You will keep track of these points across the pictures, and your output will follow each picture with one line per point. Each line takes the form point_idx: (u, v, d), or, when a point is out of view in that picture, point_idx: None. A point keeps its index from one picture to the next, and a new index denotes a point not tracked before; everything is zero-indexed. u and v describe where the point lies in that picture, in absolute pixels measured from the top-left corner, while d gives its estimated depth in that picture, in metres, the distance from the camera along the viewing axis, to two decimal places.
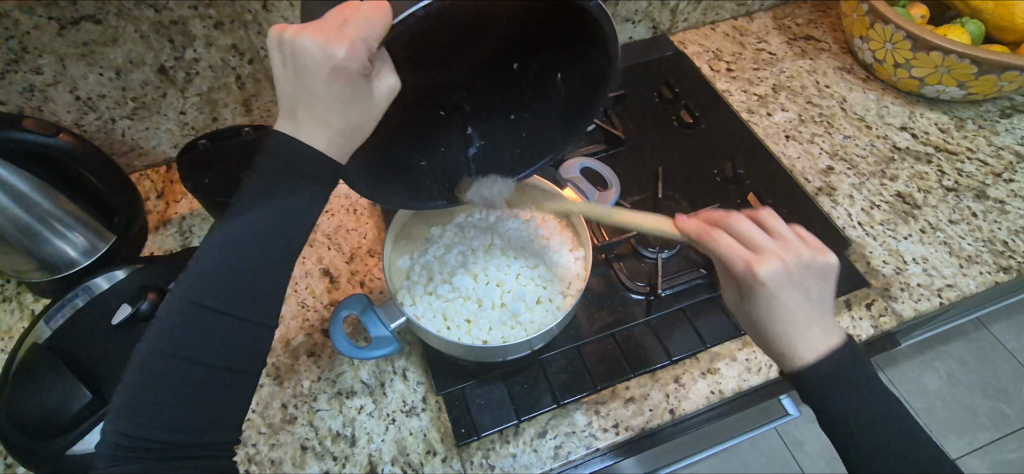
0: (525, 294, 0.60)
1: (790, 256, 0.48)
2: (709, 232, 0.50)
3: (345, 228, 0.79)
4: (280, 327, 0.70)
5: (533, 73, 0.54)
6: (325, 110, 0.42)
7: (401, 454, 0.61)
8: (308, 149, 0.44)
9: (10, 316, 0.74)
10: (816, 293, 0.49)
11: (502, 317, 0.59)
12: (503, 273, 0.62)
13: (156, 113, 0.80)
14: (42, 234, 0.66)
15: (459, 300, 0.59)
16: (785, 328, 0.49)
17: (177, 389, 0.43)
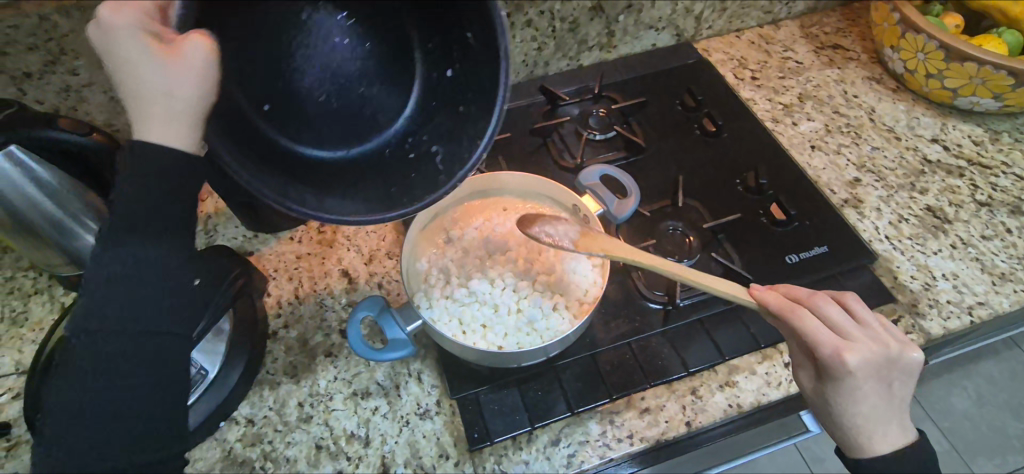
0: (542, 301, 0.59)
1: (879, 353, 0.51)
2: (799, 314, 0.52)
3: (364, 230, 0.80)
4: (298, 326, 0.71)
5: (454, 47, 0.50)
6: (142, 94, 0.39)
7: (414, 456, 0.61)
8: (156, 147, 0.40)
9: (41, 308, 0.76)
10: (895, 387, 0.52)
11: (518, 324, 0.59)
12: (519, 279, 0.62)
13: None
14: (72, 229, 0.68)
15: (475, 306, 0.59)
16: (861, 420, 0.52)
17: (106, 408, 0.41)
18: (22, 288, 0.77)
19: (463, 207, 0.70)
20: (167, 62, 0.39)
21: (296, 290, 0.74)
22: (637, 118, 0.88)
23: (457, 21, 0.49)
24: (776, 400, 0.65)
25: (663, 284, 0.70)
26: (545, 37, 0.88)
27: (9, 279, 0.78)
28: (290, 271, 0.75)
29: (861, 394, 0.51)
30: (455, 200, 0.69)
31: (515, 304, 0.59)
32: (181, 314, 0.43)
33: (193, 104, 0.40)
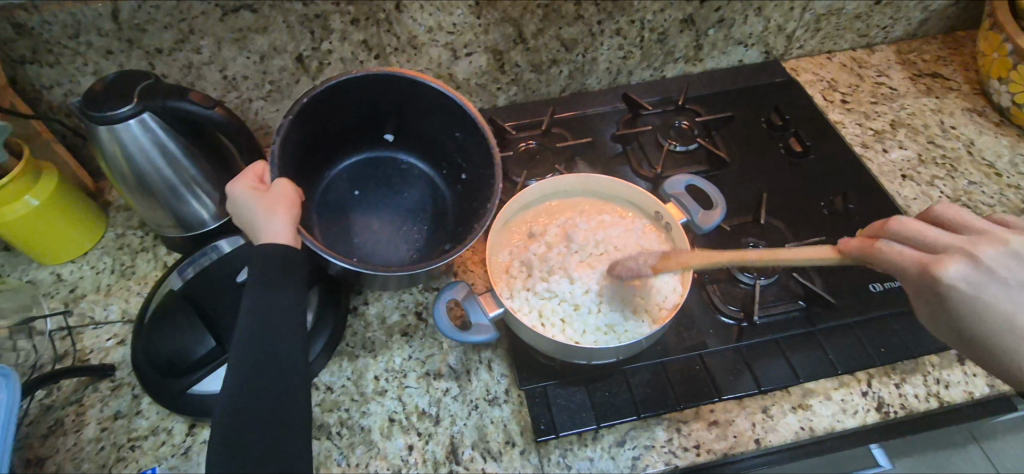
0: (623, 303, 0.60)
1: (971, 253, 0.50)
2: (873, 247, 0.52)
3: None
4: (378, 304, 0.74)
5: (461, 155, 0.76)
6: (253, 220, 0.58)
7: (481, 440, 0.63)
8: (268, 244, 0.57)
9: (147, 264, 0.83)
10: (1019, 283, 0.50)
11: (597, 322, 0.60)
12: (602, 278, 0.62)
13: (287, 98, 0.86)
14: (183, 195, 0.75)
15: (557, 301, 0.61)
16: (1002, 337, 0.50)
17: (251, 412, 0.50)
18: (131, 245, 0.85)
19: (547, 202, 0.71)
20: (244, 204, 0.59)
21: None
22: (720, 132, 0.88)
23: (445, 131, 0.75)
24: (851, 429, 0.63)
25: (738, 300, 0.70)
26: (633, 46, 0.90)
27: (121, 236, 0.86)
28: None
29: (990, 304, 0.50)
30: (540, 194, 0.69)
31: (596, 303, 0.60)
32: (287, 333, 0.55)
33: (283, 221, 0.58)
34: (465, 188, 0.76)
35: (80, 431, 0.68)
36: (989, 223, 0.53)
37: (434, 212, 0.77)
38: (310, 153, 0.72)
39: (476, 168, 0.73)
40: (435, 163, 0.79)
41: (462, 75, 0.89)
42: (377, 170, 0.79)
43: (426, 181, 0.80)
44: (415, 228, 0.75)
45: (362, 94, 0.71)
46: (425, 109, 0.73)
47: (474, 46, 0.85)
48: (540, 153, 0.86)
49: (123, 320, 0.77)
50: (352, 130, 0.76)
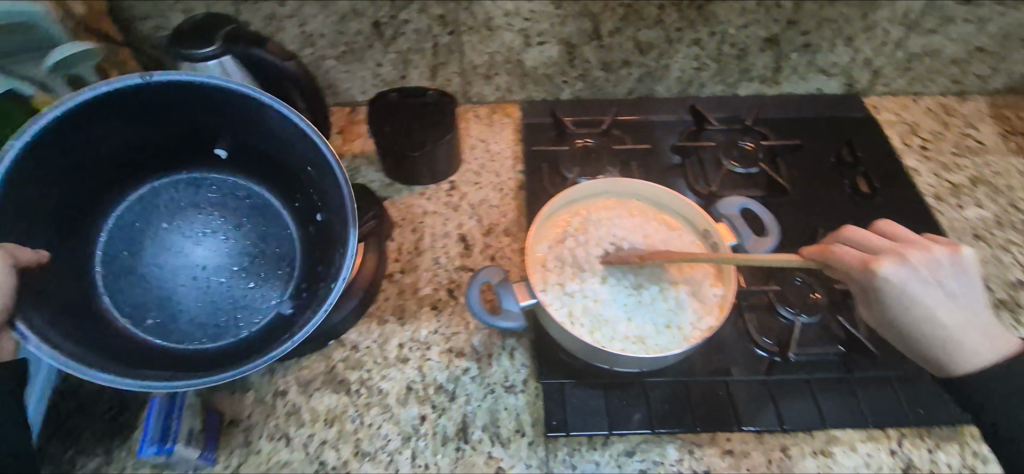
0: (656, 316, 0.58)
1: (915, 258, 0.53)
2: (826, 250, 0.55)
3: (489, 203, 0.84)
4: (413, 274, 0.76)
5: (310, 191, 0.64)
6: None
7: (492, 424, 0.63)
8: None
9: None
10: (950, 290, 0.54)
11: (626, 331, 0.57)
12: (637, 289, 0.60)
13: (358, 61, 0.88)
14: None
15: (589, 305, 0.59)
16: (936, 337, 0.54)
17: None
18: None
19: (594, 202, 0.69)
20: None
21: (418, 242, 0.80)
22: (785, 159, 0.85)
23: (296, 164, 0.63)
24: None
25: (776, 333, 0.68)
26: (709, 59, 0.88)
27: None
28: (416, 223, 0.82)
29: (923, 308, 0.53)
30: (588, 193, 0.68)
31: (628, 313, 0.58)
32: None
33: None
34: (313, 231, 0.66)
35: None
36: (907, 232, 0.57)
37: (280, 258, 0.67)
38: (109, 176, 0.61)
39: (332, 207, 0.62)
40: (284, 192, 0.68)
41: (531, 63, 0.89)
42: (196, 192, 0.67)
43: (251, 209, 0.68)
44: (245, 282, 0.65)
45: (151, 96, 0.56)
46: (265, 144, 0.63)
47: (548, 35, 0.85)
48: (596, 151, 0.85)
49: None
50: (169, 146, 0.63)
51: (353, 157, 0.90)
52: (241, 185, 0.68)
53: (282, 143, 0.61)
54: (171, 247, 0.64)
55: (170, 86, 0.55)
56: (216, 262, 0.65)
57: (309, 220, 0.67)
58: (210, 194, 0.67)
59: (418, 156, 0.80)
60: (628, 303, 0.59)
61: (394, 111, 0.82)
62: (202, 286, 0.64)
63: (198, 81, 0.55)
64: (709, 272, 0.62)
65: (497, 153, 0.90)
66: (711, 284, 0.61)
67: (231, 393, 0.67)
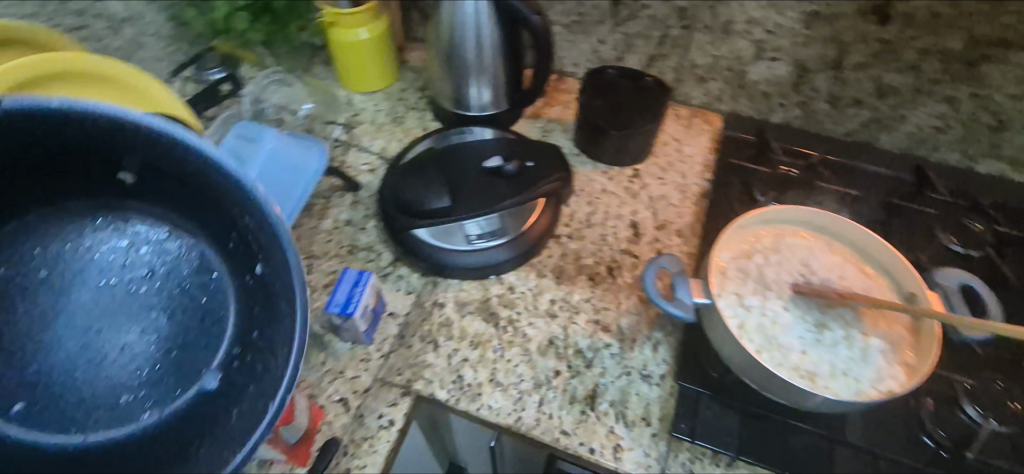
0: (832, 361, 0.55)
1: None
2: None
3: (667, 200, 0.84)
4: (579, 242, 0.79)
5: (255, 273, 0.52)
6: None
7: (621, 403, 0.64)
8: None
9: (414, 121, 0.96)
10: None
11: (797, 365, 0.55)
12: (818, 328, 0.57)
13: (585, 33, 0.92)
14: (473, 79, 0.86)
15: (765, 324, 0.57)
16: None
17: None
18: (407, 101, 0.99)
19: (792, 229, 0.66)
20: None
21: (591, 215, 0.82)
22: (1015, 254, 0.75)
23: (230, 212, 0.50)
24: None
25: (955, 429, 0.61)
26: (957, 120, 0.80)
27: (402, 91, 1.00)
28: (592, 197, 0.84)
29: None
30: (788, 218, 0.65)
31: (805, 347, 0.55)
32: None
33: None
34: (258, 290, 0.52)
35: (322, 221, 0.84)
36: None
37: (203, 307, 0.54)
38: None
39: (280, 269, 0.50)
40: (233, 266, 0.53)
41: (753, 77, 0.87)
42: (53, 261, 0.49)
43: (192, 255, 0.54)
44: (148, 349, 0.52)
45: (27, 127, 0.41)
46: (162, 154, 0.46)
47: (784, 53, 0.82)
48: (796, 182, 0.81)
49: (379, 155, 0.92)
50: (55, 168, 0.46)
51: (550, 121, 0.94)
52: (151, 210, 0.52)
53: (218, 195, 0.48)
54: (16, 312, 0.47)
55: (60, 114, 0.41)
56: (144, 365, 0.51)
57: (244, 270, 0.53)
58: (139, 244, 0.52)
59: (616, 134, 0.81)
60: (809, 338, 0.56)
61: (608, 86, 0.84)
62: (129, 302, 0.52)
63: (146, 125, 0.44)
64: (903, 337, 0.57)
65: (688, 156, 0.89)
66: (904, 351, 0.56)
67: (397, 290, 0.76)
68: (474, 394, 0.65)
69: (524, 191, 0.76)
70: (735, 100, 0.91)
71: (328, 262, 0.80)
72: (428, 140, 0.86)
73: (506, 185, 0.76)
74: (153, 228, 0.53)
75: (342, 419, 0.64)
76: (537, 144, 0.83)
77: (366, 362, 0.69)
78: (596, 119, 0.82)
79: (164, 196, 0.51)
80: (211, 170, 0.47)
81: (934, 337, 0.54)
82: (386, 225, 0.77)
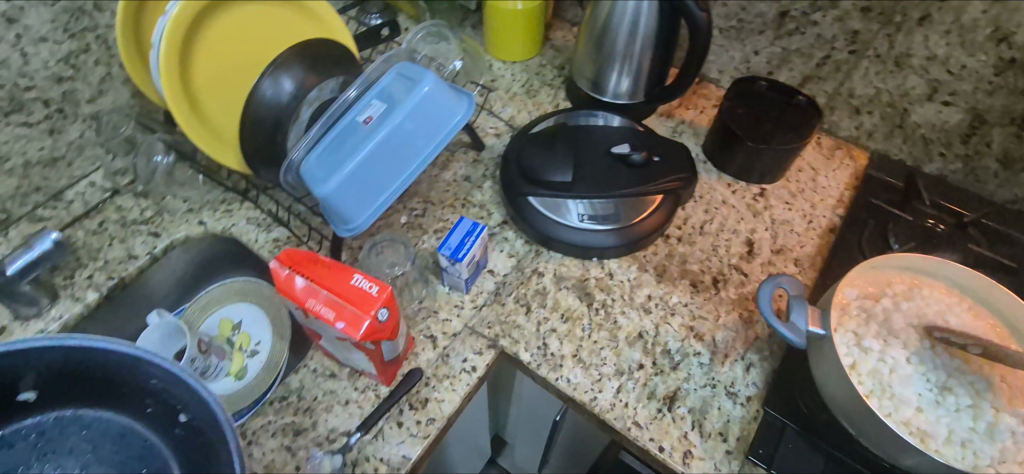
0: (949, 427, 0.51)
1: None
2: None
3: (790, 226, 0.80)
4: (688, 247, 0.78)
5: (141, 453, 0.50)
6: None
7: (700, 413, 0.63)
8: None
9: (546, 97, 0.98)
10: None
11: (908, 420, 0.51)
12: (941, 389, 0.53)
13: (739, 41, 0.89)
14: (617, 66, 0.86)
15: (880, 369, 0.54)
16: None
17: None
18: (543, 76, 1.01)
19: (929, 280, 0.61)
20: None
21: (705, 222, 0.80)
22: None
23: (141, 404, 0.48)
24: None
25: None
26: None
27: (541, 66, 1.03)
28: (710, 206, 0.82)
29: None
30: (929, 268, 0.60)
31: (921, 404, 0.52)
32: None
33: None
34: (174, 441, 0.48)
35: (444, 171, 0.89)
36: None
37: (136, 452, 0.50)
38: None
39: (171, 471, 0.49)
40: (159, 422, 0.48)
41: (917, 118, 0.80)
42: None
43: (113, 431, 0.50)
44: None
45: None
46: (110, 360, 0.43)
47: (961, 99, 0.75)
48: (941, 237, 0.74)
49: (507, 122, 0.95)
50: None
51: (681, 122, 0.93)
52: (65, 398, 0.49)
53: (158, 395, 0.45)
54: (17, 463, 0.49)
55: (22, 355, 0.42)
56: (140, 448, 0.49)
57: (174, 422, 0.46)
58: (81, 427, 0.50)
59: (752, 147, 0.78)
60: (928, 396, 0.52)
61: (754, 97, 0.82)
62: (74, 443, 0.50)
63: (75, 344, 0.41)
64: None
65: (823, 185, 0.84)
66: None
67: (500, 251, 0.79)
68: (555, 364, 0.66)
69: (646, 184, 0.76)
70: (889, 139, 0.84)
71: (442, 210, 0.84)
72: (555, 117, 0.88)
73: (630, 173, 0.76)
74: (66, 417, 0.49)
75: (428, 354, 0.68)
76: (665, 141, 0.82)
77: (460, 308, 0.72)
78: (735, 126, 0.80)
79: (94, 397, 0.48)
80: (145, 361, 0.43)
81: None
82: (504, 188, 0.80)
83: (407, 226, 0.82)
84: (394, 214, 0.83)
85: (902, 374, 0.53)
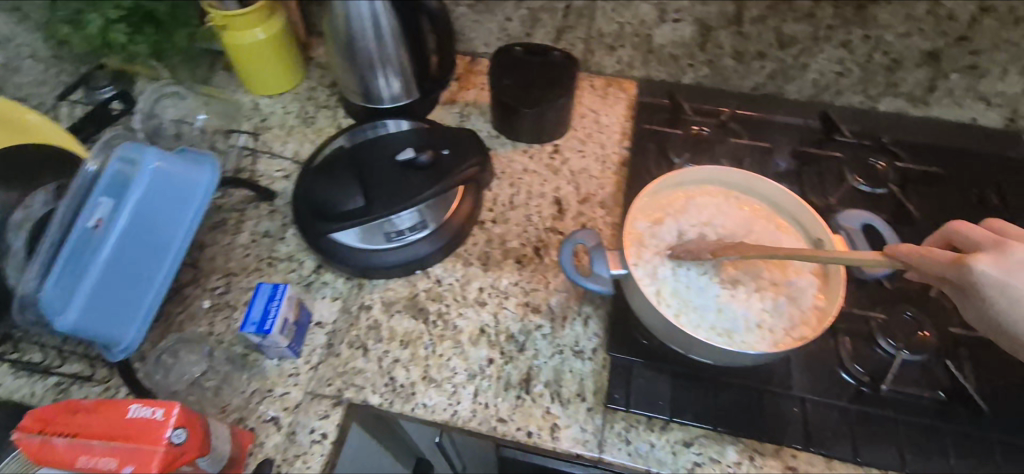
0: (746, 315, 0.56)
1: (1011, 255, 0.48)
2: (914, 252, 0.48)
3: (589, 173, 0.84)
4: (504, 226, 0.78)
5: None
6: None
7: (555, 383, 0.64)
8: None
9: (325, 120, 0.92)
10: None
11: (715, 323, 0.56)
12: (732, 284, 0.58)
13: (490, 12, 0.90)
14: (377, 71, 0.82)
15: (679, 288, 0.58)
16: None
17: None
18: (317, 99, 0.95)
19: (705, 186, 0.66)
20: None
21: (513, 196, 0.81)
22: (918, 187, 0.79)
23: None
24: None
25: (870, 363, 0.64)
26: (855, 64, 0.83)
27: (311, 89, 0.96)
28: (514, 178, 0.83)
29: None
30: (701, 176, 0.65)
31: (719, 305, 0.57)
32: None
33: None
34: None
35: (237, 235, 0.80)
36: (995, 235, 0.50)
37: None
38: None
39: None
40: None
41: (660, 40, 0.87)
42: None
43: None
44: None
45: None
46: None
47: (686, 13, 0.83)
48: (709, 141, 0.83)
49: (292, 159, 0.88)
50: None
51: (466, 105, 0.93)
52: None
53: None
54: None
55: None
56: None
57: None
58: None
59: (530, 113, 0.81)
60: (721, 297, 0.57)
61: (517, 64, 0.83)
62: None
63: None
64: (814, 281, 0.59)
65: (607, 125, 0.89)
66: (814, 295, 0.58)
67: (322, 298, 0.73)
68: (407, 394, 0.64)
69: (440, 181, 0.74)
70: (647, 64, 0.91)
71: (247, 277, 0.76)
72: (343, 137, 0.84)
73: (421, 177, 0.74)
74: None
75: (274, 438, 0.62)
76: (453, 130, 0.81)
77: (295, 376, 0.66)
78: (506, 99, 0.81)
79: None
80: None
81: (840, 278, 0.56)
82: (303, 232, 0.74)
83: (212, 310, 0.73)
84: (192, 301, 0.74)
85: (699, 285, 0.58)
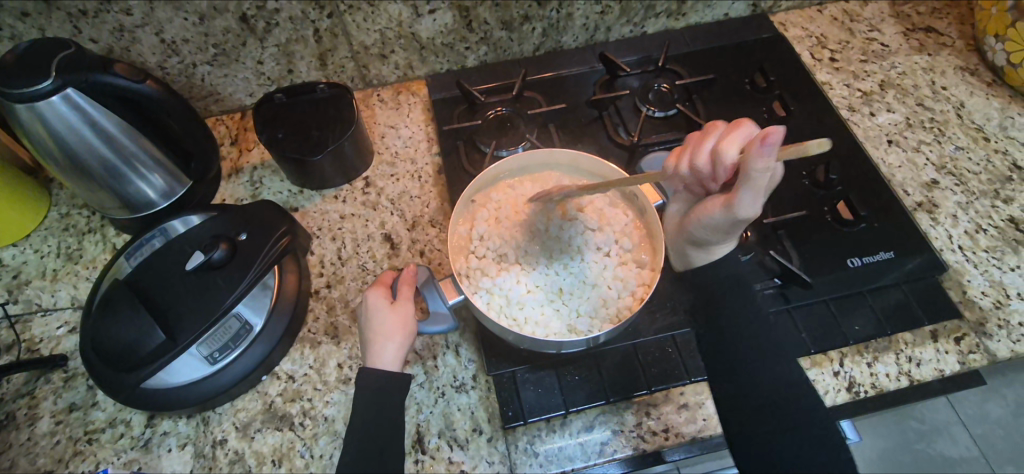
0: (584, 306, 0.62)
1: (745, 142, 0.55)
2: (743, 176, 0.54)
3: (409, 194, 0.80)
4: (341, 287, 0.72)
5: None
6: None
7: (448, 428, 0.62)
8: None
9: (94, 246, 0.77)
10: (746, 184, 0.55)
11: (561, 326, 0.61)
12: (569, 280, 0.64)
13: (235, 61, 0.80)
14: (126, 174, 0.69)
15: (507, 298, 0.62)
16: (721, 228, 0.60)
17: None
18: (76, 225, 0.79)
19: (527, 176, 0.72)
20: None
21: (339, 250, 0.75)
22: (702, 95, 0.84)
23: None
24: None
25: None
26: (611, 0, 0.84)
27: (63, 215, 0.80)
28: (334, 230, 0.77)
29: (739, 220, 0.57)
30: (518, 166, 0.71)
31: (556, 308, 0.63)
32: None
33: None
34: None
35: (33, 425, 0.66)
36: (775, 131, 0.48)
37: None
38: None
39: None
40: None
41: (426, 34, 0.83)
42: None
43: None
44: None
45: None
46: None
47: (437, 2, 0.78)
48: (511, 119, 0.81)
49: (73, 306, 0.74)
50: None
51: (254, 168, 0.82)
52: None
53: None
54: None
55: None
56: None
57: None
58: None
59: (323, 159, 0.73)
60: (553, 296, 0.63)
61: (282, 112, 0.75)
62: None
63: None
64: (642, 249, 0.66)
65: (410, 137, 0.85)
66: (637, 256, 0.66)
67: (168, 450, 0.63)
68: None
69: (248, 273, 0.64)
70: (425, 60, 0.87)
71: (66, 469, 0.63)
72: (126, 255, 0.68)
73: (224, 276, 0.64)
74: None
75: None
76: (250, 205, 0.70)
77: None
78: (286, 151, 0.72)
79: None
80: None
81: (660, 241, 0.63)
82: (104, 389, 0.62)
83: None
84: None
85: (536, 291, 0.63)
